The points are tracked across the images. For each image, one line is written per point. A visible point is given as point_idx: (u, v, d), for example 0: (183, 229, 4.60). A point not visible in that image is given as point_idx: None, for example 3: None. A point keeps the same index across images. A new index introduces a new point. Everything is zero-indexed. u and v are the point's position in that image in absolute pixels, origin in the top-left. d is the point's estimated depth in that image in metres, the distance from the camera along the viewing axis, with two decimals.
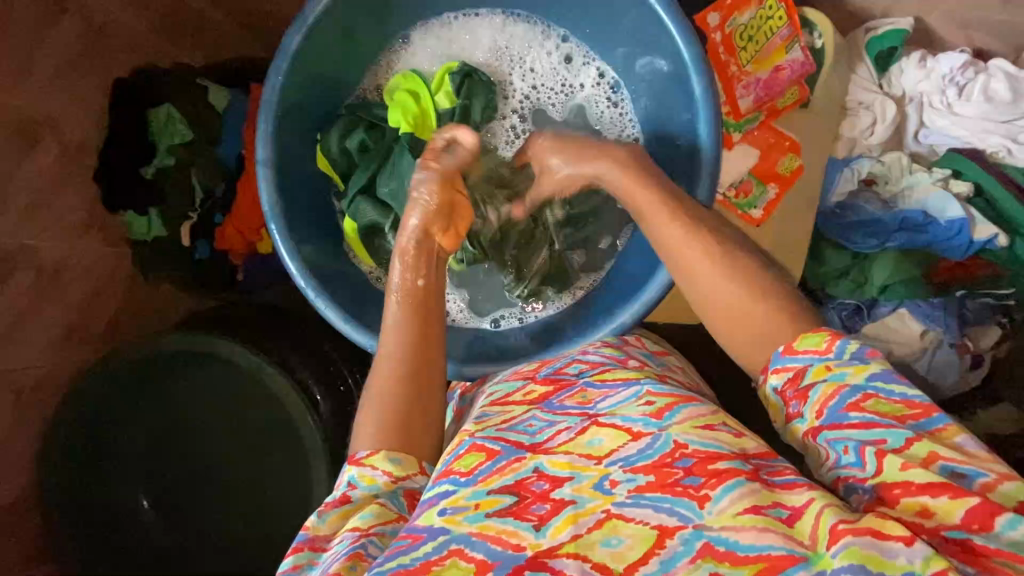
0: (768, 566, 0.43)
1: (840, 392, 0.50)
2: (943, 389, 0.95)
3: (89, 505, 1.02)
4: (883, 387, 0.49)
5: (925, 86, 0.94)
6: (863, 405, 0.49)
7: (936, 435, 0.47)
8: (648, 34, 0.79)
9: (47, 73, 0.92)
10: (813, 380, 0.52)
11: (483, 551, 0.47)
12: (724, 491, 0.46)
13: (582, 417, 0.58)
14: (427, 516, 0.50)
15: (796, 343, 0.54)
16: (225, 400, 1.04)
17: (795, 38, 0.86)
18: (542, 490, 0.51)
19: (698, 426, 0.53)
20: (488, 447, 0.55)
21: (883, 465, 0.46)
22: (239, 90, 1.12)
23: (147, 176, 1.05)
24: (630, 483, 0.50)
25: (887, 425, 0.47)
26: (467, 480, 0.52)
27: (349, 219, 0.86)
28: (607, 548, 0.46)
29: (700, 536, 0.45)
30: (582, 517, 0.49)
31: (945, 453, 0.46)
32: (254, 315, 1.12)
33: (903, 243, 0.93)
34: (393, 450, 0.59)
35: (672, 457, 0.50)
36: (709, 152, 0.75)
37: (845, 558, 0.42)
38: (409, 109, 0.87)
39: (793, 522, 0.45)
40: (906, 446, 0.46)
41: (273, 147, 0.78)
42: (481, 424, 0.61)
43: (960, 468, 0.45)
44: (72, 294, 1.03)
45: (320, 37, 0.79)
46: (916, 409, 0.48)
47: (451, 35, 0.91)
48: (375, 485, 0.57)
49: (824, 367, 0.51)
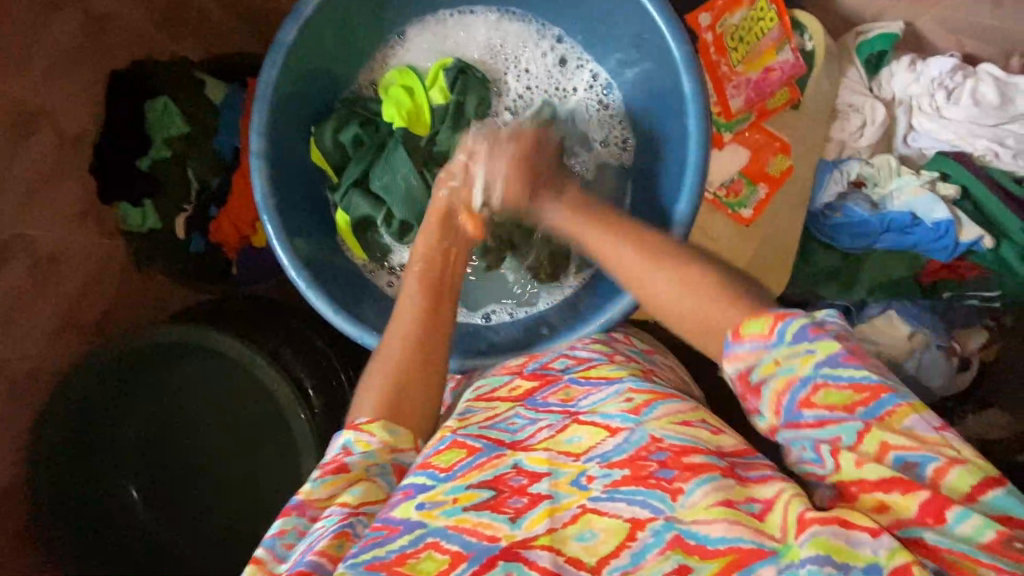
0: (736, 559, 0.43)
1: (790, 387, 0.49)
2: (932, 390, 0.95)
3: (79, 497, 1.01)
4: (830, 374, 0.47)
5: (914, 89, 0.96)
6: (813, 400, 0.47)
7: (885, 421, 0.45)
8: (640, 33, 0.80)
9: (45, 63, 0.93)
10: (763, 374, 0.50)
11: (458, 542, 0.48)
12: (696, 484, 0.47)
13: (564, 415, 0.59)
14: (405, 509, 0.51)
15: (741, 329, 0.52)
16: (217, 393, 1.04)
17: (786, 40, 0.87)
18: (519, 485, 0.51)
19: (675, 422, 0.53)
20: (468, 444, 0.56)
21: (840, 462, 0.46)
22: (236, 84, 1.13)
23: (143, 167, 1.05)
24: (605, 478, 0.50)
25: (839, 420, 0.46)
26: (445, 476, 0.53)
27: (343, 211, 0.87)
28: (581, 542, 0.47)
29: (671, 528, 0.45)
30: (559, 511, 0.49)
31: (896, 441, 0.44)
32: (247, 308, 1.12)
33: (890, 245, 0.94)
34: (393, 422, 0.59)
35: (647, 450, 0.51)
36: (698, 149, 0.75)
37: (812, 548, 0.42)
38: (403, 105, 0.87)
39: (765, 515, 0.45)
40: (859, 441, 0.45)
41: (267, 139, 0.78)
42: (464, 421, 0.61)
43: (911, 458, 0.44)
44: (67, 284, 1.03)
45: (315, 31, 0.80)
46: (865, 393, 0.46)
47: (445, 32, 0.92)
48: (369, 456, 0.57)
49: (771, 359, 0.50)
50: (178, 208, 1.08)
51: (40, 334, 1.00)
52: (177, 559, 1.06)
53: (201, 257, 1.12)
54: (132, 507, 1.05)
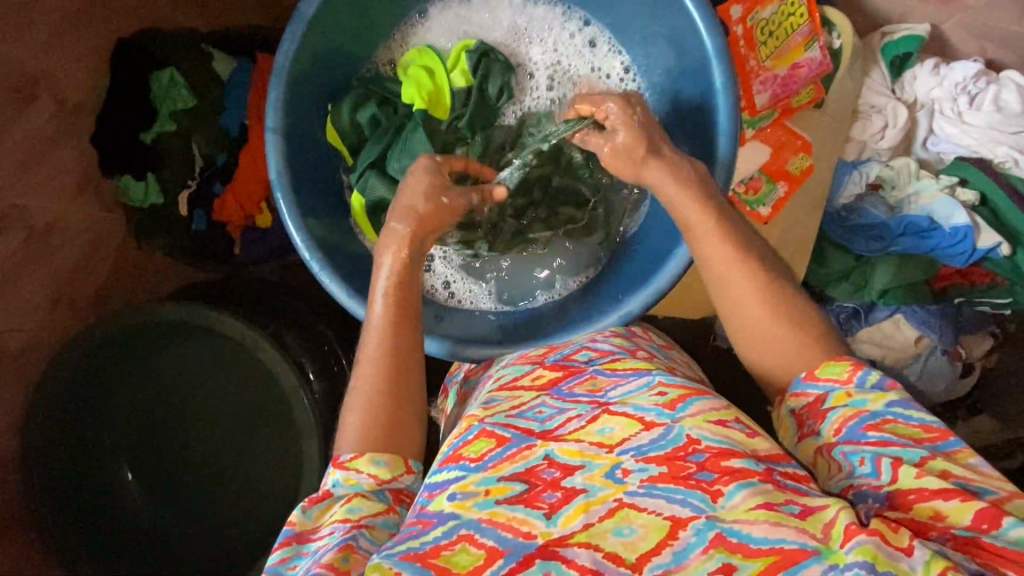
0: (781, 558, 0.44)
1: (859, 416, 0.53)
2: (933, 395, 0.98)
3: (72, 476, 1.00)
4: (902, 412, 0.52)
5: (937, 93, 0.95)
6: (882, 427, 0.52)
7: (952, 456, 0.49)
8: (671, 19, 0.78)
9: (47, 27, 0.90)
10: (833, 404, 0.55)
11: (493, 538, 0.47)
12: (737, 488, 0.47)
13: (593, 405, 0.57)
14: (438, 501, 0.51)
15: (818, 370, 0.57)
16: (216, 374, 1.02)
17: (814, 37, 0.87)
18: (552, 478, 0.51)
19: (711, 421, 0.52)
20: (498, 433, 0.55)
21: (900, 474, 0.48)
22: (246, 58, 1.09)
23: (147, 141, 1.02)
24: (642, 473, 0.50)
25: (903, 444, 0.50)
26: (476, 467, 0.52)
27: (359, 193, 0.84)
28: (619, 536, 0.46)
29: (712, 527, 0.45)
30: (594, 505, 0.49)
31: (958, 471, 0.48)
32: (250, 288, 1.10)
33: (905, 248, 0.94)
34: (378, 452, 0.59)
35: (685, 450, 0.50)
36: (726, 144, 0.75)
37: (857, 554, 0.42)
38: (423, 85, 0.85)
39: (805, 516, 0.45)
40: (921, 462, 0.49)
41: (284, 114, 0.77)
42: (489, 410, 0.61)
43: (971, 485, 0.47)
44: (64, 257, 1.01)
45: (337, 5, 0.77)
46: (934, 432, 0.51)
47: (467, 14, 0.89)
48: (357, 486, 0.57)
49: (844, 394, 0.55)
50: (182, 184, 1.05)
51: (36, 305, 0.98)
52: (172, 539, 1.05)
53: (204, 236, 1.09)
54: (127, 487, 1.03)
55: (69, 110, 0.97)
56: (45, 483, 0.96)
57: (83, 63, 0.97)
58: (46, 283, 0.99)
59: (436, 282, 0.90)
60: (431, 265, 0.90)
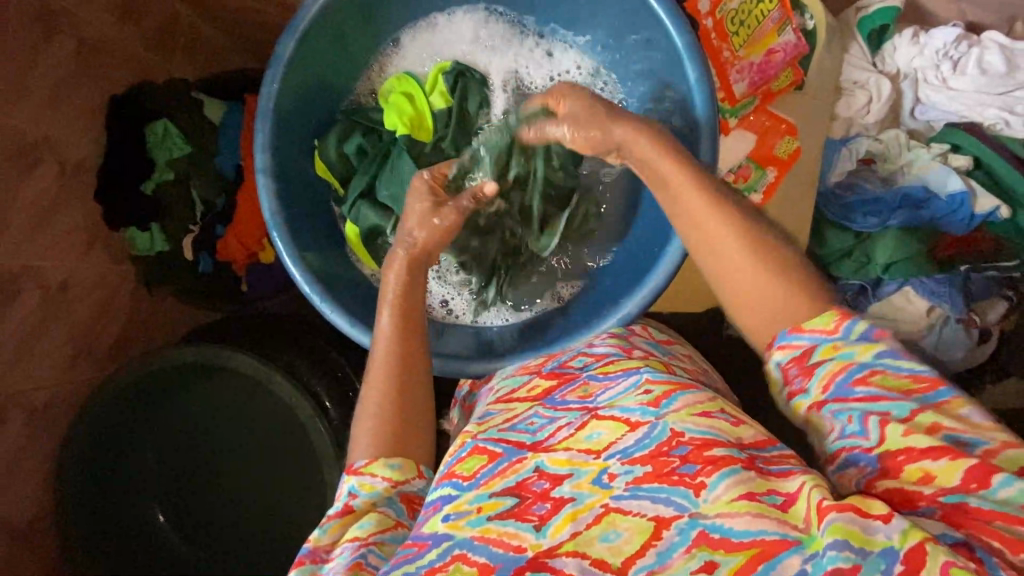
0: (762, 550, 0.44)
1: (847, 368, 0.51)
2: (951, 365, 0.97)
3: (108, 523, 1.03)
4: (891, 363, 0.50)
5: (919, 61, 0.95)
6: (869, 379, 0.50)
7: (942, 407, 0.47)
8: (637, 17, 0.79)
9: (43, 94, 0.93)
10: (821, 358, 0.52)
11: (485, 554, 0.48)
12: (719, 478, 0.47)
13: (583, 411, 0.58)
14: (432, 523, 0.51)
15: (803, 322, 0.54)
16: (230, 412, 1.04)
17: (786, 20, 0.87)
18: (542, 490, 0.51)
19: (694, 414, 0.53)
20: (489, 449, 0.56)
21: (886, 432, 0.47)
22: (234, 100, 1.13)
23: (147, 191, 1.05)
24: (628, 475, 0.50)
25: (892, 398, 0.48)
26: (469, 485, 0.53)
27: (351, 223, 0.87)
28: (606, 543, 0.47)
29: (695, 525, 0.46)
30: (582, 513, 0.49)
31: (949, 423, 0.46)
32: (262, 321, 1.13)
33: (903, 221, 0.92)
34: (393, 456, 0.61)
35: (669, 446, 0.51)
36: (708, 131, 0.75)
37: (831, 535, 0.42)
38: (406, 112, 0.87)
39: (787, 507, 0.46)
40: (910, 416, 0.47)
41: (272, 156, 0.78)
42: (482, 425, 0.62)
43: (962, 437, 0.46)
44: (79, 312, 1.03)
45: (313, 43, 0.79)
46: (924, 383, 0.48)
47: (437, 36, 0.91)
48: (375, 493, 0.58)
49: (832, 347, 0.52)
50: (185, 229, 1.08)
51: (58, 362, 1.00)
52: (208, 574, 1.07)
53: (210, 276, 1.12)
54: (160, 530, 1.06)
55: (71, 171, 0.99)
56: (76, 513, 0.98)
57: (80, 124, 0.99)
58: (62, 338, 1.00)
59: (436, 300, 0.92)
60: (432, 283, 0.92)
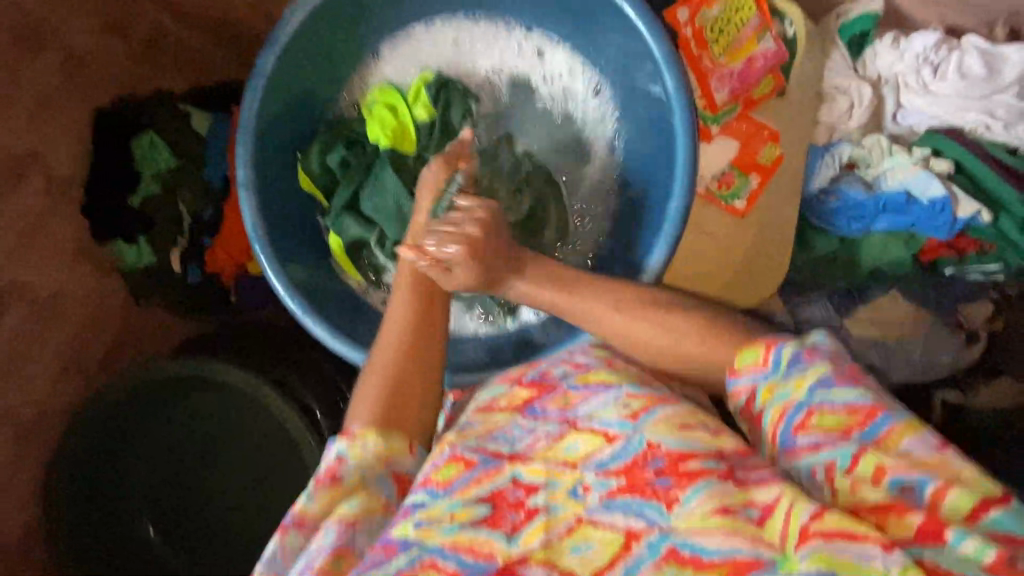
0: (733, 570, 0.43)
1: (785, 414, 0.53)
2: (940, 366, 0.96)
3: (98, 535, 1.03)
4: (824, 398, 0.51)
5: (900, 67, 0.95)
6: (807, 424, 0.51)
7: (880, 444, 0.48)
8: (615, 29, 0.80)
9: (27, 110, 0.93)
10: (762, 404, 0.55)
11: (455, 561, 0.48)
12: (694, 492, 0.47)
13: (562, 421, 0.57)
14: (403, 527, 0.50)
15: (737, 363, 0.58)
16: (219, 424, 1.04)
17: (766, 28, 0.88)
18: (517, 499, 0.51)
19: (675, 427, 0.52)
20: (466, 457, 0.54)
21: (836, 484, 0.48)
22: (221, 112, 1.13)
23: (134, 205, 1.05)
24: (602, 488, 0.51)
25: (832, 442, 0.49)
26: (443, 492, 0.52)
27: (335, 235, 0.87)
28: (577, 554, 0.48)
29: (666, 540, 0.46)
30: (555, 524, 0.49)
31: (890, 463, 0.46)
32: (251, 332, 1.13)
33: (888, 225, 0.94)
34: (387, 430, 0.59)
35: (643, 458, 0.51)
36: (686, 142, 0.75)
37: (813, 563, 0.42)
38: (387, 124, 0.87)
39: (764, 522, 0.46)
40: (854, 463, 0.47)
41: (252, 168, 0.78)
42: (461, 434, 0.58)
43: (907, 480, 0.45)
44: (67, 326, 1.03)
45: (293, 56, 0.80)
46: (858, 416, 0.49)
47: (418, 47, 0.91)
48: (365, 463, 0.57)
49: (768, 388, 0.55)
50: (174, 241, 1.08)
51: (46, 376, 1.00)
52: None
53: (197, 289, 1.11)
54: (151, 543, 1.05)
55: (58, 185, 0.99)
56: (68, 511, 1.00)
57: (65, 138, 0.99)
58: (48, 351, 1.00)
59: None
60: None
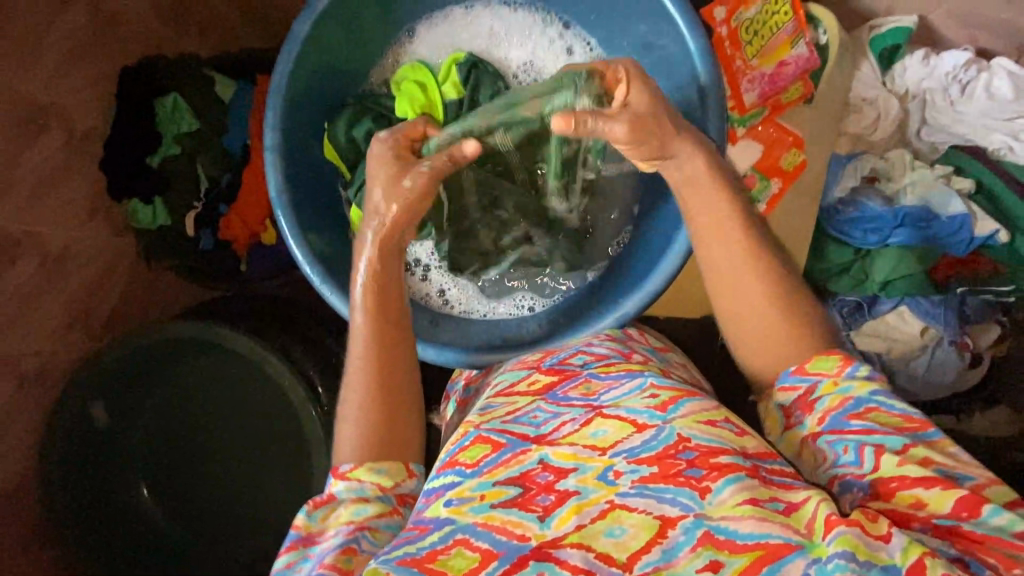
0: (767, 552, 0.44)
1: (845, 404, 0.54)
2: (942, 386, 0.97)
3: (90, 495, 1.02)
4: (886, 401, 0.53)
5: (929, 83, 0.97)
6: (865, 416, 0.53)
7: (932, 445, 0.50)
8: (654, 22, 0.80)
9: (52, 63, 0.93)
10: (821, 394, 0.56)
11: (488, 540, 0.48)
12: (725, 483, 0.48)
13: (586, 408, 0.59)
14: (434, 508, 0.52)
15: (808, 364, 0.58)
16: (222, 389, 1.04)
17: (800, 34, 0.89)
18: (546, 481, 0.52)
19: (701, 421, 0.53)
20: (492, 439, 0.56)
21: (881, 462, 0.49)
22: (246, 80, 1.12)
23: (153, 165, 1.04)
24: (633, 474, 0.51)
25: (886, 432, 0.51)
26: (471, 473, 0.54)
27: (355, 207, 0.86)
28: (611, 538, 0.47)
29: (700, 525, 0.46)
30: (587, 506, 0.49)
31: (939, 458, 0.49)
32: (260, 304, 1.13)
33: (903, 240, 0.93)
34: (377, 460, 0.59)
35: (675, 448, 0.51)
36: (714, 141, 0.76)
37: (839, 545, 0.43)
38: (416, 99, 0.87)
39: (790, 512, 0.47)
40: (904, 449, 0.50)
41: (281, 133, 0.79)
42: (485, 416, 0.62)
43: (952, 471, 0.48)
44: (74, 281, 1.02)
45: (330, 24, 0.80)
46: (916, 422, 0.51)
47: (450, 26, 0.92)
48: (361, 490, 0.57)
49: (831, 383, 0.55)
50: (189, 206, 1.07)
51: (52, 331, 1.00)
52: (190, 554, 1.07)
53: (209, 254, 1.10)
54: (144, 507, 1.05)
55: (79, 140, 0.99)
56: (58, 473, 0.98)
57: (88, 93, 0.99)
58: (57, 307, 1.00)
59: (432, 289, 0.92)
60: (426, 273, 0.92)
